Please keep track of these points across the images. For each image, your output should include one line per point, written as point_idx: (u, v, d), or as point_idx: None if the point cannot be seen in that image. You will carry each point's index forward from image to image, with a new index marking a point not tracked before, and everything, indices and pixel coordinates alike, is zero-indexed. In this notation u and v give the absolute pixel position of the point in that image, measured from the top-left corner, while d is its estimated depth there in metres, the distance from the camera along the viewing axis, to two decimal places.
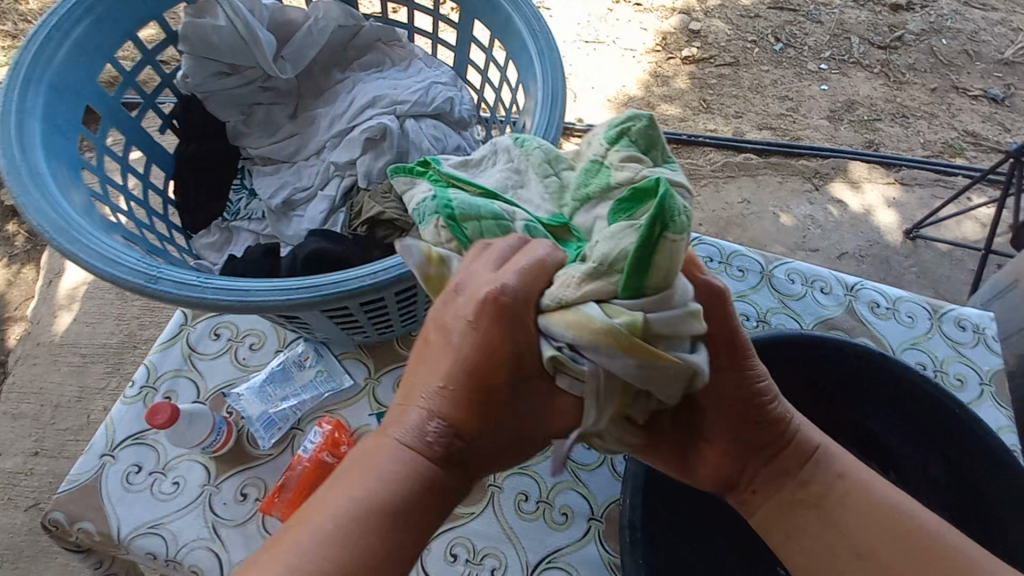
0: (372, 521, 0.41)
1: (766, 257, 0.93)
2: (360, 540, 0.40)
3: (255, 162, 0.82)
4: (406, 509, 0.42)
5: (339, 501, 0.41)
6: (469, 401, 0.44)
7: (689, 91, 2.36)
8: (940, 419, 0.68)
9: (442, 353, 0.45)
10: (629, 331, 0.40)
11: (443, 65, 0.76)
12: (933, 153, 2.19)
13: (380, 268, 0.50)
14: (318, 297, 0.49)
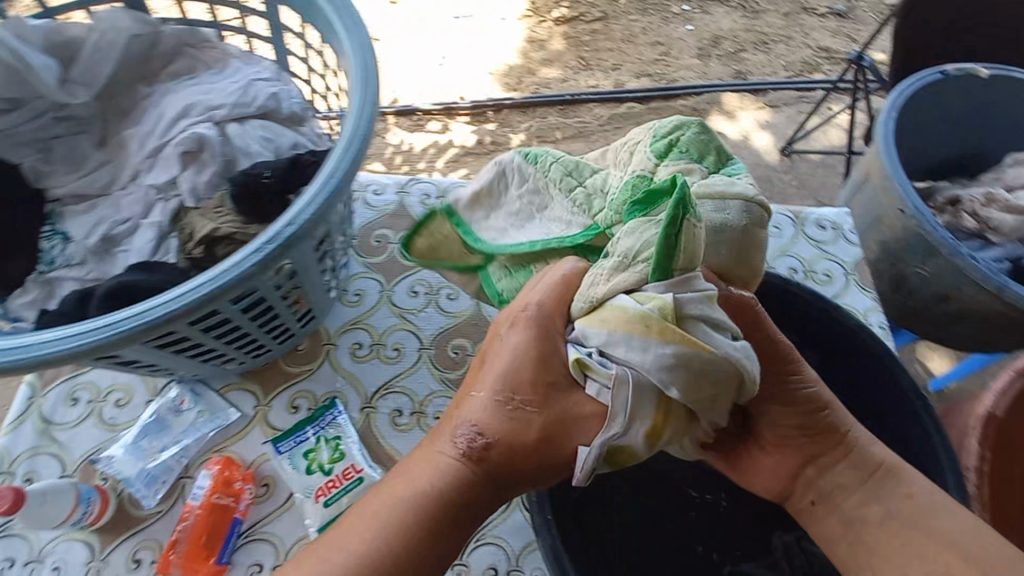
0: (408, 507, 0.48)
1: None
2: (397, 522, 0.47)
3: (65, 202, 0.74)
4: (436, 502, 0.48)
5: (396, 499, 0.49)
6: (514, 412, 0.50)
7: (566, 50, 2.38)
8: (814, 322, 0.73)
9: (493, 361, 0.52)
10: (660, 316, 0.44)
11: (263, 61, 0.70)
12: (795, 73, 2.35)
13: (187, 289, 0.43)
14: (115, 337, 0.42)
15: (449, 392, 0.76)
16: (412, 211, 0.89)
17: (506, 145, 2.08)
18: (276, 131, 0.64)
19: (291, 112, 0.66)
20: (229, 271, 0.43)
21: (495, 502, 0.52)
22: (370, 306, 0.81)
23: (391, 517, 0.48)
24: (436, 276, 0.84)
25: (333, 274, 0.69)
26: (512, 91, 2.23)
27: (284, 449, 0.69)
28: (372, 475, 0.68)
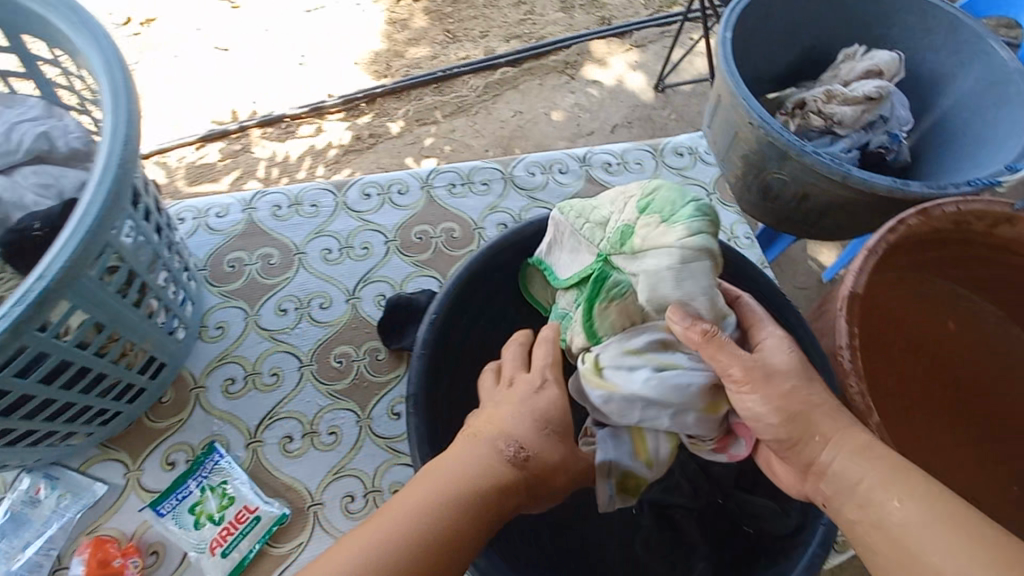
0: (445, 518, 0.43)
1: (503, 162, 0.94)
2: (431, 534, 0.42)
3: None
4: (477, 522, 0.44)
5: (438, 501, 0.43)
6: (555, 436, 0.50)
7: (430, 26, 2.30)
8: None
9: (535, 393, 0.52)
10: (590, 370, 0.54)
11: (27, 99, 0.63)
12: (656, 10, 2.40)
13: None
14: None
15: (340, 404, 0.72)
16: (264, 225, 0.83)
17: (386, 135, 2.00)
18: (53, 174, 0.58)
19: (71, 149, 0.60)
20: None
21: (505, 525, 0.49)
22: (236, 336, 0.75)
23: (441, 521, 0.43)
24: (302, 288, 0.79)
25: (169, 314, 0.63)
26: (382, 78, 2.14)
27: (166, 510, 0.64)
28: (269, 510, 0.64)
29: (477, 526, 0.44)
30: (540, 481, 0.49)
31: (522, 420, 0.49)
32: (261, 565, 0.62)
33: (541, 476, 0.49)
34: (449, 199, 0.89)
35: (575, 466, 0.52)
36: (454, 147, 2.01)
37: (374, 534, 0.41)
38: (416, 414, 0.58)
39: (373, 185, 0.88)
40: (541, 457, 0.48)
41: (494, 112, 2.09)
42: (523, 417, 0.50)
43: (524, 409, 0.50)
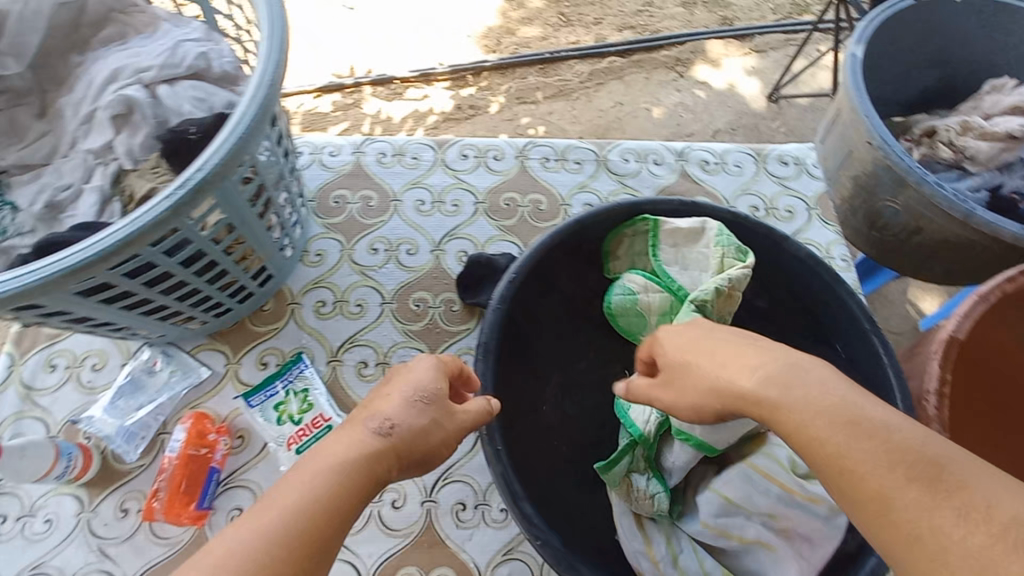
0: (327, 498, 0.40)
1: (599, 144, 0.94)
2: (311, 514, 0.39)
3: (10, 174, 0.63)
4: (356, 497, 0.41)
5: (303, 500, 0.39)
6: (417, 400, 0.47)
7: (546, 8, 2.31)
8: (777, 258, 0.74)
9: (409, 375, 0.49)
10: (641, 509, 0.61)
11: (191, 22, 0.68)
12: (783, 16, 2.28)
13: (105, 234, 0.42)
14: (40, 283, 0.41)
15: (412, 342, 0.78)
16: (368, 168, 0.90)
17: (486, 109, 2.05)
18: (207, 91, 0.64)
19: (223, 71, 0.66)
20: (142, 217, 0.43)
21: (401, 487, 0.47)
22: (331, 264, 0.82)
23: (304, 515, 0.38)
24: (393, 233, 0.85)
25: (283, 232, 0.70)
26: (491, 53, 2.19)
27: (256, 403, 0.72)
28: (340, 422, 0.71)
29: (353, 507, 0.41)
30: (415, 453, 0.46)
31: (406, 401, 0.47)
32: None
33: (417, 450, 0.46)
34: (541, 172, 0.91)
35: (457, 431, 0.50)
36: (549, 130, 2.03)
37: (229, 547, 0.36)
38: (484, 360, 0.61)
39: (472, 147, 0.92)
40: (409, 429, 0.45)
41: (595, 100, 2.08)
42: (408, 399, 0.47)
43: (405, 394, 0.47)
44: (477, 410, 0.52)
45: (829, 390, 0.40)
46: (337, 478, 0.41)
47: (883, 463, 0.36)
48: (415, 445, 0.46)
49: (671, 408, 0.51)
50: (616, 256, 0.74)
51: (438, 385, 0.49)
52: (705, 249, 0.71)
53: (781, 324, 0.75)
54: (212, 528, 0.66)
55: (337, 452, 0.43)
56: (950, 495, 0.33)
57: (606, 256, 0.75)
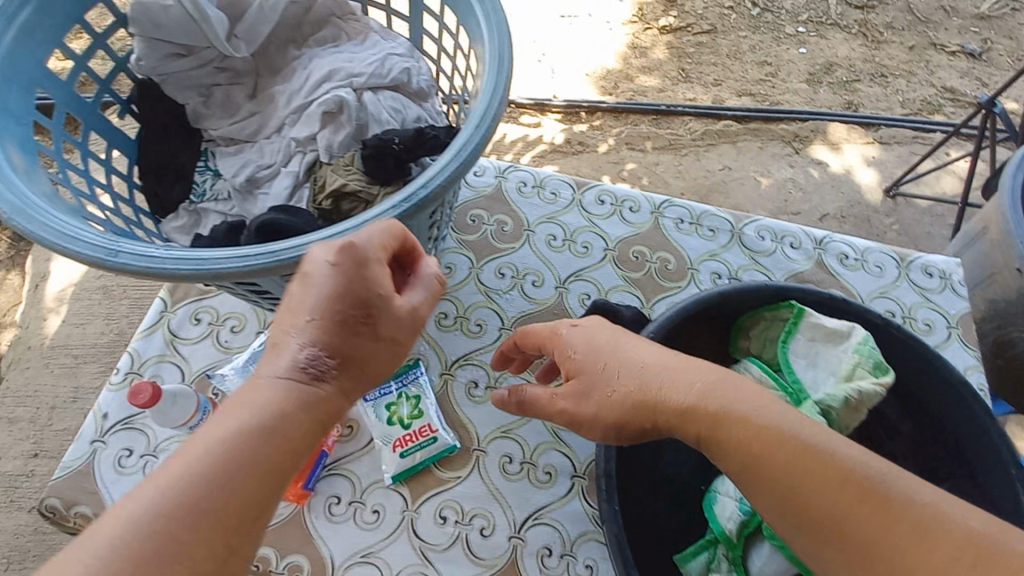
0: (252, 451, 0.36)
1: (736, 216, 0.93)
2: (235, 472, 0.35)
3: (217, 144, 0.70)
4: (292, 440, 0.38)
5: (223, 460, 0.35)
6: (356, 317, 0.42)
7: (667, 60, 2.33)
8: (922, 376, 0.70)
9: (321, 286, 0.41)
10: None
11: (398, 38, 0.73)
12: (912, 111, 2.21)
13: (337, 229, 0.46)
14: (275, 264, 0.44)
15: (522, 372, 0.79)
16: (507, 195, 0.92)
17: (595, 147, 2.08)
18: (402, 103, 0.68)
19: (419, 88, 0.70)
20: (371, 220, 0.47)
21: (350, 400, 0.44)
22: (459, 279, 0.85)
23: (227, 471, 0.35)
24: (522, 262, 0.87)
25: (434, 243, 0.74)
26: (607, 95, 2.22)
27: (370, 398, 0.74)
28: (445, 437, 0.72)
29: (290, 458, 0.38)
30: (358, 379, 0.43)
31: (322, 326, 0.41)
32: (424, 478, 0.71)
33: (355, 370, 0.42)
34: (673, 232, 0.91)
35: (401, 341, 0.45)
36: (653, 180, 2.03)
37: (133, 515, 0.32)
38: None
39: (610, 194, 0.94)
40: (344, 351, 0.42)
41: (703, 160, 2.07)
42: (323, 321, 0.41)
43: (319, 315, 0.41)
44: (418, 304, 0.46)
45: (766, 415, 0.44)
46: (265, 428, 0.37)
47: (816, 477, 0.41)
48: (361, 372, 0.43)
49: (572, 418, 0.54)
50: (747, 335, 0.73)
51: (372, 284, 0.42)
52: (842, 354, 0.66)
53: (909, 445, 0.72)
54: (310, 510, 0.69)
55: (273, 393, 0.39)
56: (870, 504, 0.39)
57: (736, 333, 0.74)
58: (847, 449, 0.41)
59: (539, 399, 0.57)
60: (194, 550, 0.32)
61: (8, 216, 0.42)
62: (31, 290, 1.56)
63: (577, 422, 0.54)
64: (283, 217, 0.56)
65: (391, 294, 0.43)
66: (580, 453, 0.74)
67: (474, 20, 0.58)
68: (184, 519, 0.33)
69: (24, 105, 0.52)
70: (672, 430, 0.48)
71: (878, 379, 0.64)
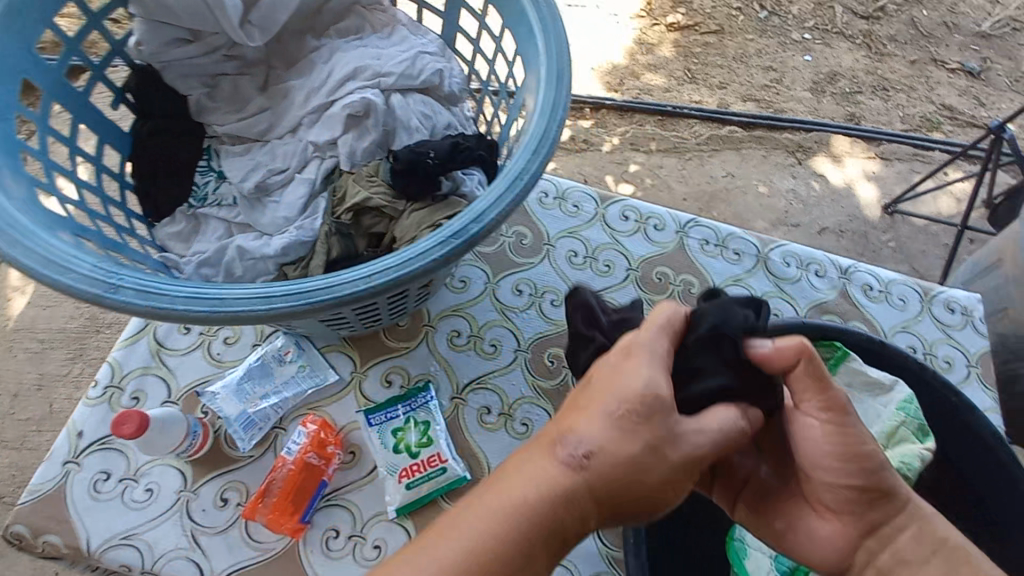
0: (517, 537, 0.38)
1: (762, 240, 0.90)
2: (501, 547, 0.38)
3: (222, 142, 0.65)
4: (539, 539, 0.38)
5: (504, 536, 0.38)
6: (620, 421, 0.40)
7: (674, 59, 2.24)
8: (958, 429, 0.67)
9: (597, 391, 0.41)
10: None
11: (429, 34, 0.68)
12: (913, 127, 2.20)
13: (375, 268, 0.41)
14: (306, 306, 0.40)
15: (540, 401, 0.74)
16: (527, 206, 0.88)
17: (598, 146, 2.02)
18: (433, 108, 0.63)
19: (451, 91, 0.64)
20: (416, 258, 0.42)
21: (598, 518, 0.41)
22: (473, 296, 0.80)
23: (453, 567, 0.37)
24: (541, 278, 0.83)
25: None
26: (613, 92, 2.14)
27: (375, 422, 0.69)
28: (455, 467, 0.67)
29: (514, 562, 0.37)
30: (627, 489, 0.40)
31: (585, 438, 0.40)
32: (432, 511, 0.66)
33: (621, 479, 0.39)
34: (698, 254, 0.88)
35: (663, 480, 0.40)
36: (656, 183, 1.98)
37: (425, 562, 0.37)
38: None
39: (634, 210, 0.90)
40: (611, 463, 0.39)
41: (707, 166, 2.03)
42: (593, 425, 0.40)
43: (601, 416, 0.40)
44: (717, 432, 0.41)
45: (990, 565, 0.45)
46: (483, 530, 0.38)
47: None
48: (624, 478, 0.39)
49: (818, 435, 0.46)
50: None
51: (662, 389, 0.40)
52: (883, 408, 0.65)
53: (931, 492, 0.70)
54: (306, 544, 0.63)
55: (520, 486, 0.39)
56: None
57: None
58: None
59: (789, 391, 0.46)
60: None
61: None
62: None
63: (840, 418, 0.45)
64: (725, 381, 0.45)
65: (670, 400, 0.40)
66: None
67: (528, 38, 0.54)
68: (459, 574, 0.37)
69: (5, 97, 0.47)
70: (900, 531, 0.47)
71: (922, 444, 0.62)
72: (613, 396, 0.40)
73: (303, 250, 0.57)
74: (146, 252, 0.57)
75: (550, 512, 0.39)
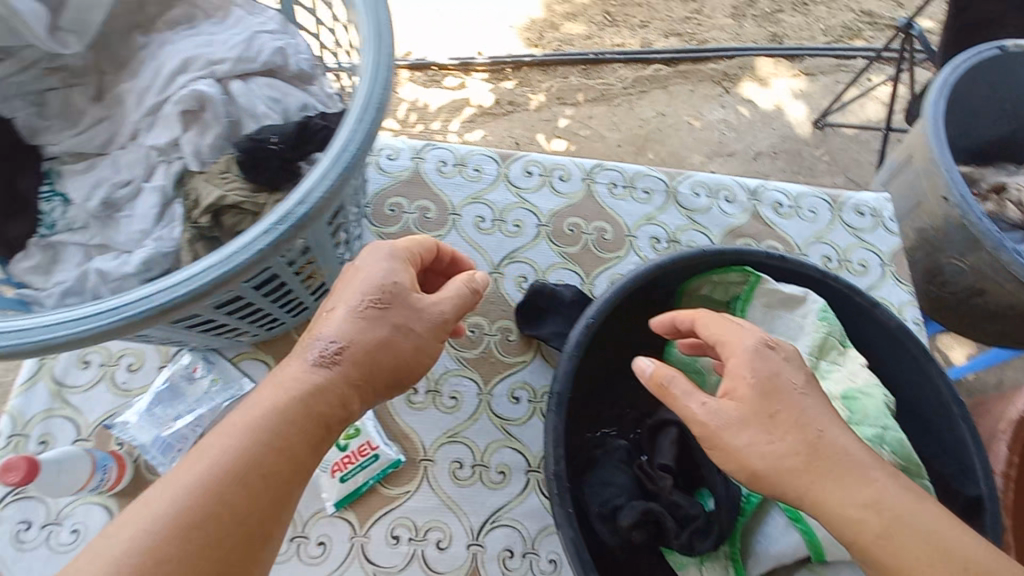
0: (274, 430, 0.41)
1: (669, 173, 0.89)
2: (267, 439, 0.41)
3: (64, 161, 0.60)
4: (303, 422, 0.43)
5: (260, 428, 0.41)
6: (365, 313, 0.46)
7: (592, 5, 2.19)
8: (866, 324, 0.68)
9: (346, 289, 0.48)
10: None
11: (266, 11, 0.64)
12: (835, 38, 2.20)
13: (200, 267, 0.39)
14: (123, 323, 0.38)
15: (466, 372, 0.74)
16: (427, 177, 0.85)
17: (525, 105, 1.97)
18: (281, 90, 0.59)
19: (300, 69, 0.61)
20: (239, 251, 0.39)
21: (349, 396, 0.45)
22: None
23: (211, 475, 0.39)
24: (450, 249, 0.81)
25: (346, 247, 0.65)
26: (533, 47, 2.08)
27: None
28: (387, 452, 0.67)
29: (283, 467, 0.41)
30: (377, 364, 0.46)
31: (331, 339, 0.45)
32: (371, 500, 0.66)
33: (376, 365, 0.46)
34: (608, 199, 0.87)
35: (414, 347, 0.47)
36: (588, 134, 1.95)
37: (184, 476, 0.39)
38: (556, 412, 0.57)
39: (537, 164, 0.88)
40: (365, 344, 0.45)
41: (636, 108, 2.00)
42: (337, 316, 0.45)
43: (348, 302, 0.46)
44: (450, 301, 0.50)
45: (922, 513, 0.41)
46: (251, 431, 0.41)
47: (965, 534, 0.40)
48: (375, 358, 0.46)
49: (758, 440, 0.44)
50: (693, 297, 0.69)
51: (404, 282, 0.47)
52: (803, 321, 0.65)
53: None
54: None
55: (275, 390, 0.43)
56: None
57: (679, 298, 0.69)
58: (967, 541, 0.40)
59: (684, 407, 0.47)
60: (214, 506, 0.38)
61: None
62: None
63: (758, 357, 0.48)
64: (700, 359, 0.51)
65: (410, 287, 0.48)
66: (533, 446, 0.70)
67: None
68: (222, 478, 0.39)
69: None
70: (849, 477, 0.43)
71: (844, 349, 0.64)
72: (365, 287, 0.47)
73: (167, 262, 0.55)
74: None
75: (307, 393, 0.43)
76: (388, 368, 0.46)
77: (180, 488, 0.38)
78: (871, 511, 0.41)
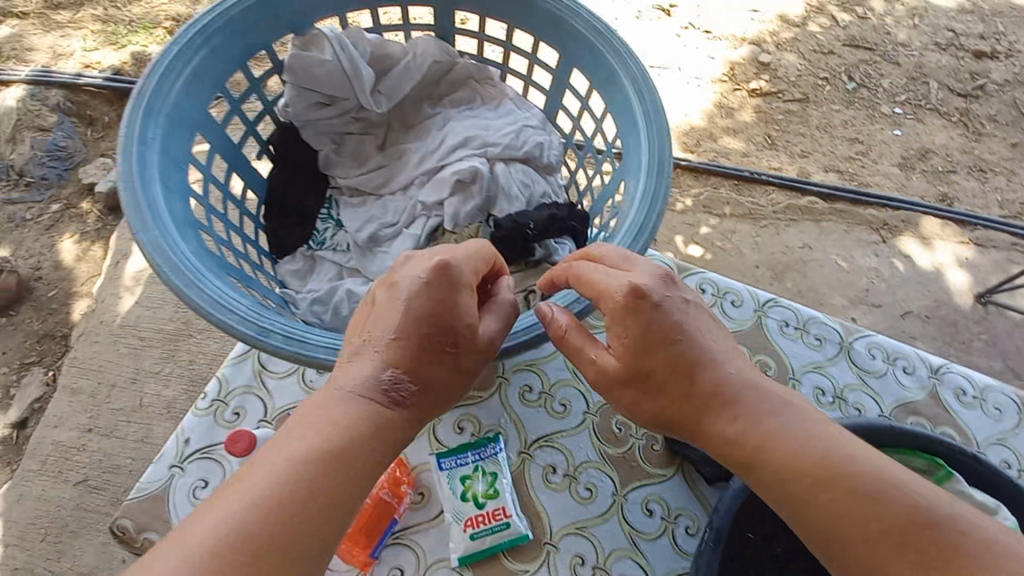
0: (341, 451, 0.41)
1: (846, 327, 0.88)
2: (329, 460, 0.40)
3: (344, 193, 0.73)
4: (362, 448, 0.42)
5: (321, 448, 0.40)
6: (422, 338, 0.46)
7: (754, 124, 2.21)
8: None
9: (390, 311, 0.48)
10: None
11: (533, 108, 0.73)
12: (1012, 214, 2.08)
13: None
14: None
15: (605, 467, 0.74)
16: None
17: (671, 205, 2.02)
18: (532, 178, 0.67)
19: (549, 162, 0.68)
20: None
21: (409, 418, 0.45)
22: (549, 351, 0.83)
23: (275, 497, 0.37)
24: None
25: None
26: (689, 152, 2.14)
27: (446, 466, 0.71)
28: (517, 524, 0.68)
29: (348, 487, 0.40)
30: (435, 390, 0.47)
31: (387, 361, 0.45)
32: (492, 565, 0.68)
33: (430, 387, 0.47)
34: (777, 336, 0.86)
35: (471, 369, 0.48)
36: (726, 247, 1.96)
37: (240, 496, 0.37)
38: (712, 549, 0.57)
39: (712, 283, 0.90)
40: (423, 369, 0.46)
41: (783, 235, 1.98)
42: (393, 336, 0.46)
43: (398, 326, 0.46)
44: (499, 331, 0.51)
45: (813, 446, 0.43)
46: (313, 453, 0.40)
47: (881, 470, 0.41)
48: (434, 388, 0.47)
49: (642, 403, 0.48)
50: None
51: (467, 310, 0.48)
52: None
53: None
54: None
55: (331, 414, 0.43)
56: (864, 505, 0.40)
57: None
58: (852, 453, 0.42)
59: (578, 357, 0.51)
60: (278, 528, 0.36)
61: (168, 277, 0.46)
62: (112, 265, 1.37)
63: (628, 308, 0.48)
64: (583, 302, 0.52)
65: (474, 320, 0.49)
66: (658, 567, 0.69)
67: (630, 126, 0.58)
68: (286, 499, 0.37)
69: (185, 151, 0.56)
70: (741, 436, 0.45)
71: None
72: (420, 305, 0.47)
73: None
74: (270, 285, 0.64)
75: (366, 413, 0.43)
76: (443, 392, 0.47)
77: (243, 503, 0.37)
78: (750, 457, 0.44)
